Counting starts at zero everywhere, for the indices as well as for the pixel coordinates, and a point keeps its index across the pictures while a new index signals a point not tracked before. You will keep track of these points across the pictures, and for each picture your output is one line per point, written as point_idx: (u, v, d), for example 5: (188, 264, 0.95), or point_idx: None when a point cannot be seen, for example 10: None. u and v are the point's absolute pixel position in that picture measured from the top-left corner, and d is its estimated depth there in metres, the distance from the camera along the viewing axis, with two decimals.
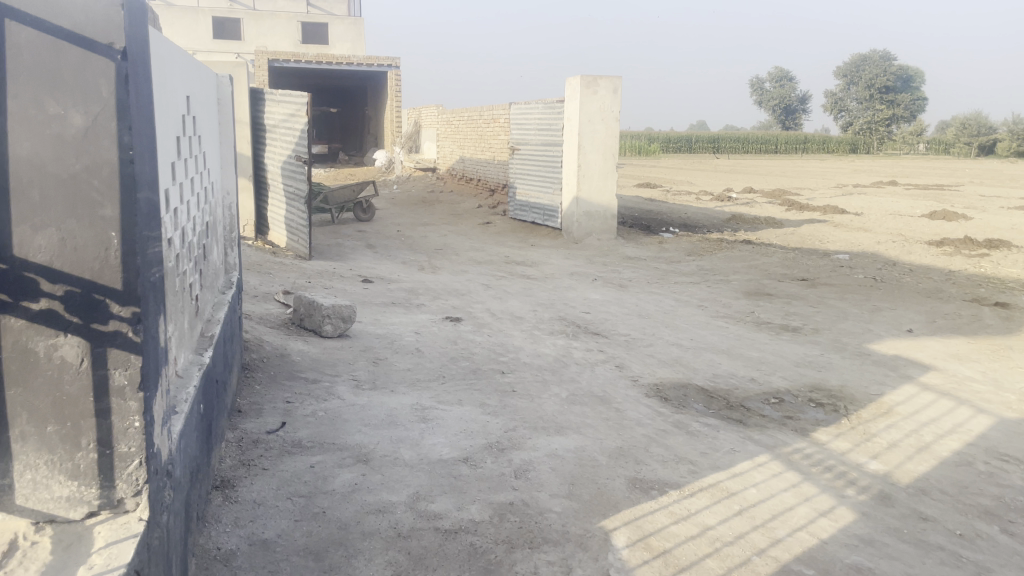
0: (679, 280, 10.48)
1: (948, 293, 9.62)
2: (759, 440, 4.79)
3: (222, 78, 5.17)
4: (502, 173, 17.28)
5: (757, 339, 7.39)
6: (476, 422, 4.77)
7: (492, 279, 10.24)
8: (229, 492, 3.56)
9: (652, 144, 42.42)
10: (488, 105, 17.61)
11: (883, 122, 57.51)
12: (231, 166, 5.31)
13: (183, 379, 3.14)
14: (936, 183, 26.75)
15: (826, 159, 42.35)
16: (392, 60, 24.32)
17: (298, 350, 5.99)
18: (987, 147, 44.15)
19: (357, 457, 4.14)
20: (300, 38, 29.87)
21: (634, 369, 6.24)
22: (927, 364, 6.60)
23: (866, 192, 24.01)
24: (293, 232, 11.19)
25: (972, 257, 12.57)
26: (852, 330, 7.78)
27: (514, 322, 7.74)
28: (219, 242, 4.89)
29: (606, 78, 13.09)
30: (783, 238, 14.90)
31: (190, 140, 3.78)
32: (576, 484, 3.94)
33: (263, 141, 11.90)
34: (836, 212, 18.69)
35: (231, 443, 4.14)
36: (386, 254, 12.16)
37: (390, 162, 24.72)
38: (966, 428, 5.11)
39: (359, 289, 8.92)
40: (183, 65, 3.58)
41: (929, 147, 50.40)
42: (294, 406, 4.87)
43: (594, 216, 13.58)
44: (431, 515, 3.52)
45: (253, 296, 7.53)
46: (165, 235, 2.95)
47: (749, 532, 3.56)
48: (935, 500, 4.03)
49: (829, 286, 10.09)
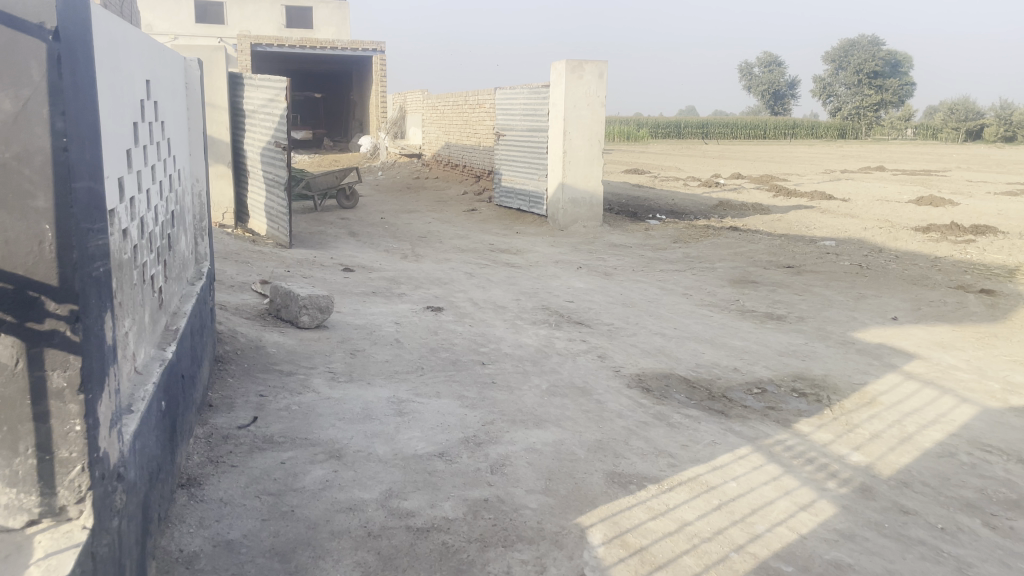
0: (664, 268, 10.42)
1: (933, 280, 9.59)
2: (740, 431, 4.73)
3: (190, 61, 5.04)
4: (488, 159, 17.14)
5: (741, 327, 7.33)
6: (454, 415, 4.68)
7: (476, 267, 10.13)
8: (195, 491, 3.46)
9: (641, 130, 42.26)
10: (474, 91, 17.45)
11: (871, 108, 57.53)
12: (201, 154, 5.19)
13: (142, 376, 3.04)
14: (923, 169, 26.81)
15: (814, 145, 42.34)
16: (378, 45, 24.14)
17: (274, 342, 5.88)
18: (973, 132, 44.34)
19: (329, 453, 4.05)
20: (284, 23, 29.56)
21: (615, 360, 6.17)
22: (911, 352, 6.55)
23: (853, 177, 24.01)
24: (274, 220, 11.05)
25: (957, 243, 12.56)
26: (837, 319, 7.72)
27: (496, 311, 7.65)
28: (188, 233, 4.78)
29: (591, 63, 12.96)
30: (769, 225, 14.84)
31: (152, 128, 3.66)
32: (552, 479, 3.86)
33: (243, 127, 11.73)
34: (822, 198, 18.66)
35: (200, 440, 4.04)
36: (370, 242, 12.04)
37: (376, 149, 24.52)
38: (949, 418, 5.06)
39: (340, 278, 8.80)
40: (142, 50, 3.46)
41: (917, 132, 50.46)
42: (267, 400, 4.77)
43: (580, 203, 13.47)
44: (404, 513, 3.43)
45: (230, 287, 7.41)
46: (120, 227, 2.85)
47: (728, 528, 3.49)
48: (917, 492, 3.97)
49: (815, 273, 10.05)
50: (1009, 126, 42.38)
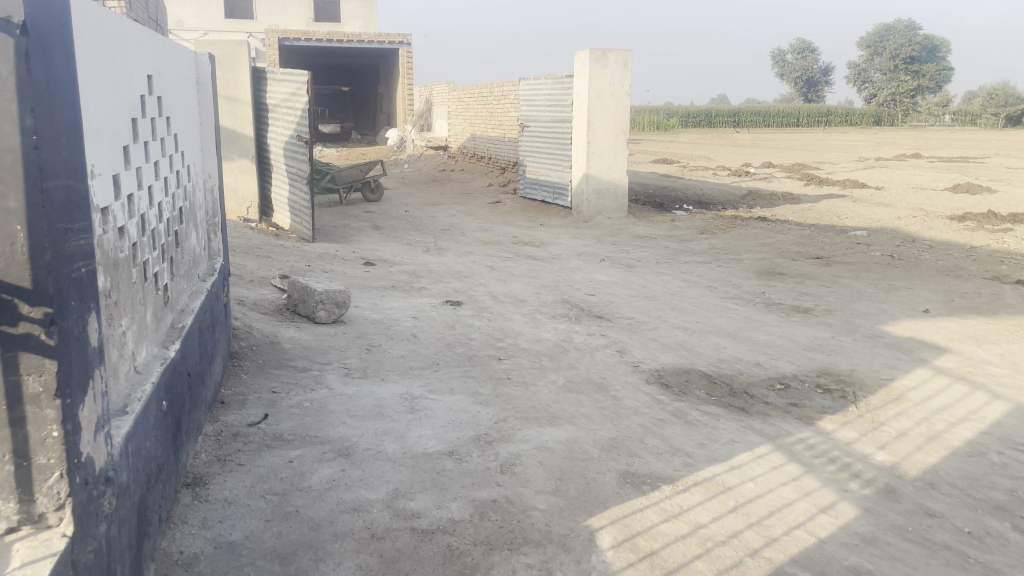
0: (688, 259, 10.25)
1: (967, 271, 9.32)
2: (760, 429, 4.60)
3: (200, 56, 5.00)
4: (513, 151, 17.04)
5: (765, 321, 7.16)
6: (466, 413, 4.61)
7: (498, 260, 10.05)
8: (200, 490, 3.43)
9: (671, 118, 41.76)
10: (498, 82, 17.36)
11: (907, 94, 56.39)
12: (213, 150, 5.16)
13: (141, 375, 3.01)
14: (959, 155, 26.21)
15: (848, 132, 41.61)
16: (404, 38, 24.17)
17: (290, 337, 5.84)
18: (1013, 117, 43.28)
19: (338, 451, 4.00)
20: (312, 16, 29.60)
21: (635, 355, 6.05)
22: (942, 346, 6.34)
23: (887, 165, 23.53)
24: (297, 214, 11.06)
25: (994, 232, 12.22)
26: (865, 311, 7.52)
27: (516, 305, 7.56)
28: (199, 229, 4.75)
29: (615, 53, 12.78)
30: (798, 215, 14.57)
31: (157, 124, 3.63)
32: (563, 479, 3.77)
33: (267, 121, 11.74)
34: (855, 186, 18.28)
35: (209, 438, 4.01)
36: (393, 235, 12.02)
37: (403, 142, 24.53)
38: (980, 415, 4.87)
39: (361, 272, 8.76)
40: (143, 44, 3.41)
41: (955, 118, 49.29)
42: (279, 397, 4.74)
43: (605, 194, 13.31)
44: (409, 514, 3.37)
45: (249, 281, 7.41)
46: (116, 226, 2.80)
47: (743, 531, 3.38)
48: (943, 494, 3.82)
49: (844, 264, 9.82)
50: None
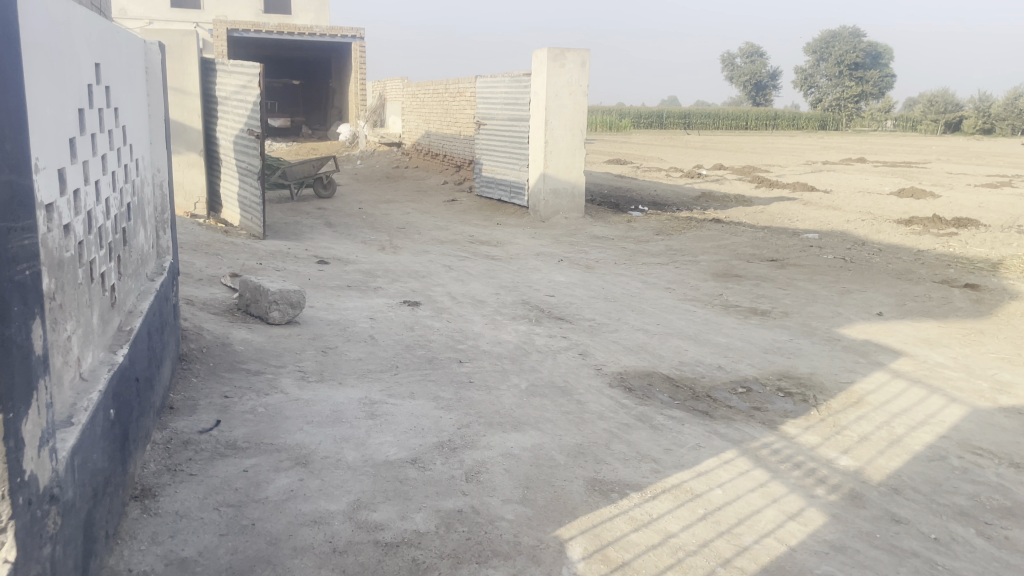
0: (646, 261, 10.25)
1: (917, 274, 9.50)
2: (725, 434, 4.57)
3: (150, 44, 4.78)
4: (469, 149, 16.91)
5: (724, 323, 7.17)
6: (428, 418, 4.48)
7: (455, 259, 9.92)
8: (149, 503, 3.25)
9: (623, 120, 42.06)
10: (454, 79, 17.21)
11: (851, 99, 57.66)
12: (162, 143, 4.93)
13: (87, 383, 2.82)
14: (902, 160, 26.92)
15: (795, 136, 42.41)
16: (357, 32, 23.86)
17: (242, 339, 5.64)
18: (952, 124, 44.66)
19: (295, 460, 3.84)
20: (262, 8, 28.99)
21: (597, 357, 5.99)
22: (897, 349, 6.42)
23: (834, 169, 24.03)
24: (248, 210, 10.77)
25: (940, 236, 12.49)
26: (821, 314, 7.59)
27: (475, 306, 7.44)
28: (147, 227, 4.53)
29: (573, 52, 12.75)
30: (751, 217, 14.74)
31: (105, 116, 3.44)
32: (530, 487, 3.68)
33: (216, 115, 11.40)
34: (804, 189, 18.59)
35: (158, 446, 3.82)
36: (348, 233, 11.79)
37: (356, 138, 24.19)
38: (938, 419, 4.92)
39: (315, 271, 8.55)
40: (92, 31, 3.23)
41: (897, 124, 50.58)
42: (232, 403, 4.54)
43: (562, 194, 13.27)
44: (372, 526, 3.24)
45: (198, 280, 7.15)
46: (61, 223, 2.63)
47: (713, 540, 3.33)
48: (908, 499, 3.83)
49: (798, 267, 9.93)
50: (987, 119, 42.95)
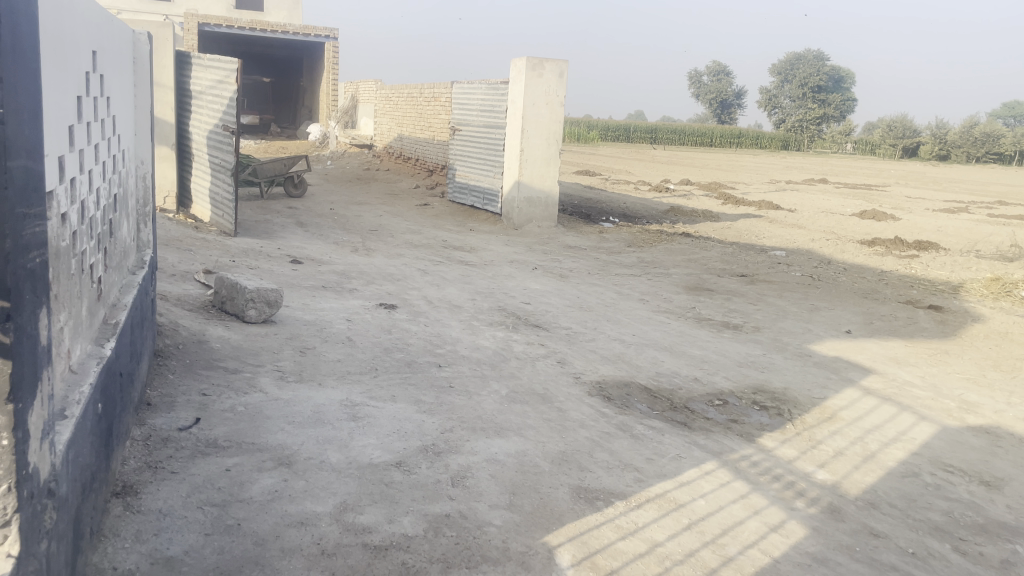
0: (619, 271, 10.33)
1: (882, 294, 9.71)
2: (704, 445, 4.62)
3: (139, 34, 4.67)
4: (441, 154, 16.90)
5: (699, 336, 7.25)
6: (411, 422, 4.45)
7: (429, 264, 9.89)
8: (131, 501, 3.18)
9: (591, 131, 42.39)
10: (430, 83, 17.20)
11: (813, 121, 58.93)
12: (147, 135, 4.85)
13: (77, 376, 2.76)
14: (863, 183, 27.52)
15: (759, 154, 43.16)
16: (331, 32, 23.75)
17: (218, 336, 5.56)
18: (909, 149, 45.84)
19: (278, 460, 3.79)
20: (234, 3, 28.62)
21: (575, 366, 6.02)
22: (867, 367, 6.56)
23: (797, 188, 24.50)
24: (219, 206, 10.62)
25: (902, 257, 12.80)
26: (792, 330, 7.72)
27: (452, 311, 7.43)
28: (129, 219, 4.44)
29: (552, 62, 12.81)
30: (720, 232, 14.95)
31: (99, 104, 3.38)
32: (516, 493, 3.68)
33: (189, 109, 11.23)
34: (770, 207, 18.90)
35: (137, 443, 3.74)
36: (320, 233, 11.69)
37: (326, 138, 24.03)
38: (909, 436, 5.04)
39: (289, 270, 8.46)
40: (89, 18, 3.17)
41: (856, 147, 51.76)
42: (210, 401, 4.47)
43: (535, 202, 13.31)
44: (360, 529, 3.21)
45: (171, 275, 7.02)
46: (60, 212, 2.58)
47: (699, 550, 3.37)
48: (885, 514, 3.91)
49: (767, 283, 10.09)
50: (943, 145, 44.21)
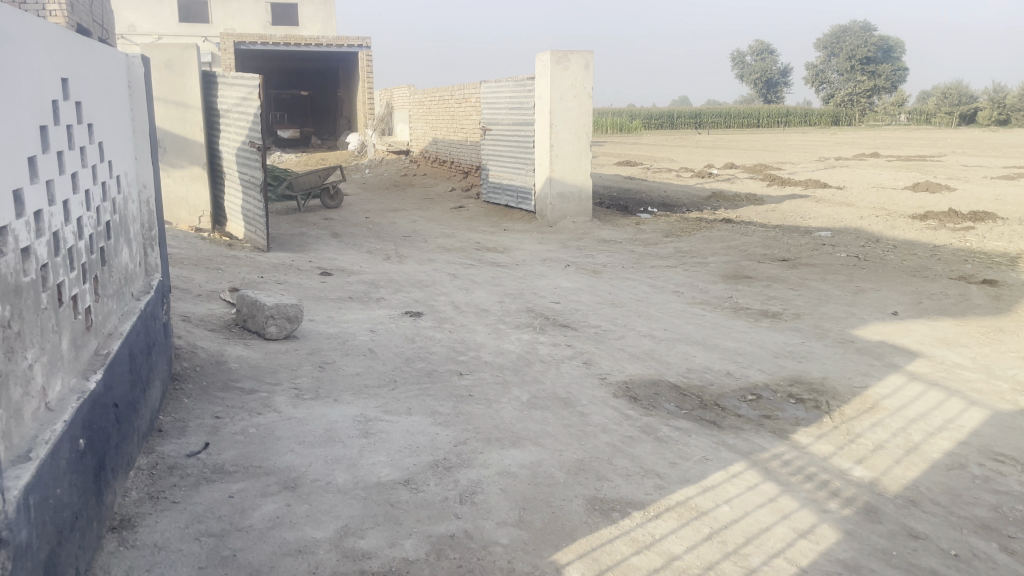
0: (654, 264, 10.06)
1: (933, 271, 9.25)
2: (734, 445, 4.39)
3: (132, 58, 4.64)
4: (475, 155, 16.79)
5: (734, 327, 6.97)
6: (424, 436, 4.32)
7: (460, 268, 9.76)
8: (127, 535, 3.12)
9: (633, 120, 41.78)
10: (460, 85, 17.09)
11: (864, 94, 57.07)
12: (148, 159, 4.80)
13: (53, 413, 2.70)
14: (918, 154, 26.59)
15: (807, 132, 41.97)
16: (363, 41, 23.86)
17: (237, 356, 5.52)
18: (966, 116, 44.08)
19: (284, 484, 3.69)
20: (269, 20, 28.83)
21: (601, 366, 5.82)
22: (913, 350, 6.21)
23: (847, 164, 23.75)
24: (252, 222, 10.66)
25: (956, 230, 12.23)
26: (835, 315, 7.38)
27: (479, 316, 7.28)
28: (130, 244, 4.39)
29: (577, 54, 12.60)
30: (763, 216, 14.51)
31: (76, 130, 3.32)
32: (527, 508, 3.52)
33: (218, 128, 11.31)
34: (817, 186, 18.31)
35: (142, 472, 3.68)
36: (353, 243, 11.68)
37: (364, 147, 24.14)
38: (957, 424, 4.72)
39: (317, 283, 8.42)
40: (58, 44, 3.11)
41: (910, 117, 50.02)
42: (222, 423, 4.41)
43: (569, 198, 13.10)
44: (359, 555, 3.09)
45: (197, 296, 7.03)
46: (19, 247, 2.51)
47: (719, 562, 3.16)
48: (926, 513, 3.63)
49: (810, 266, 9.72)
50: (1003, 110, 42.42)
